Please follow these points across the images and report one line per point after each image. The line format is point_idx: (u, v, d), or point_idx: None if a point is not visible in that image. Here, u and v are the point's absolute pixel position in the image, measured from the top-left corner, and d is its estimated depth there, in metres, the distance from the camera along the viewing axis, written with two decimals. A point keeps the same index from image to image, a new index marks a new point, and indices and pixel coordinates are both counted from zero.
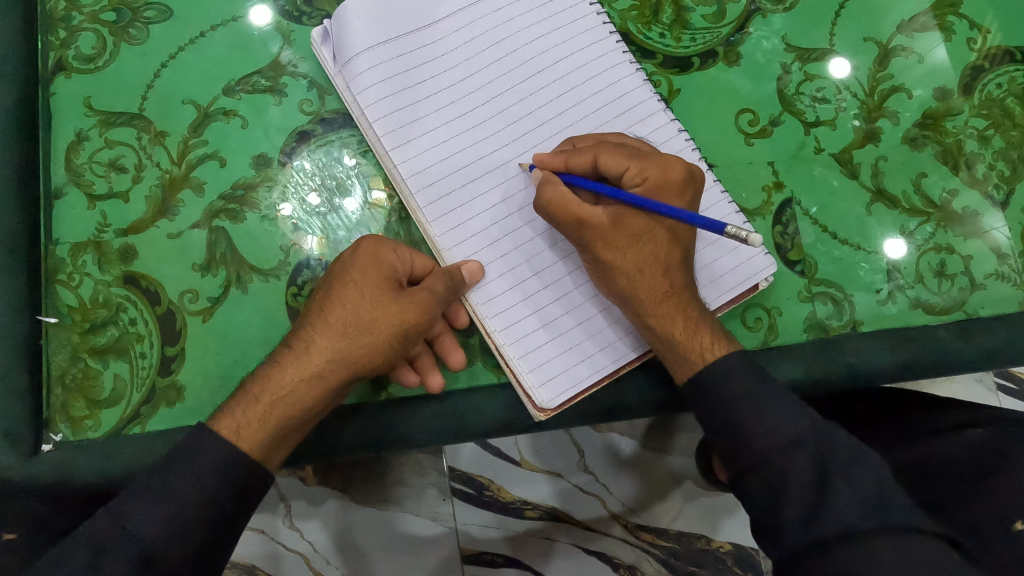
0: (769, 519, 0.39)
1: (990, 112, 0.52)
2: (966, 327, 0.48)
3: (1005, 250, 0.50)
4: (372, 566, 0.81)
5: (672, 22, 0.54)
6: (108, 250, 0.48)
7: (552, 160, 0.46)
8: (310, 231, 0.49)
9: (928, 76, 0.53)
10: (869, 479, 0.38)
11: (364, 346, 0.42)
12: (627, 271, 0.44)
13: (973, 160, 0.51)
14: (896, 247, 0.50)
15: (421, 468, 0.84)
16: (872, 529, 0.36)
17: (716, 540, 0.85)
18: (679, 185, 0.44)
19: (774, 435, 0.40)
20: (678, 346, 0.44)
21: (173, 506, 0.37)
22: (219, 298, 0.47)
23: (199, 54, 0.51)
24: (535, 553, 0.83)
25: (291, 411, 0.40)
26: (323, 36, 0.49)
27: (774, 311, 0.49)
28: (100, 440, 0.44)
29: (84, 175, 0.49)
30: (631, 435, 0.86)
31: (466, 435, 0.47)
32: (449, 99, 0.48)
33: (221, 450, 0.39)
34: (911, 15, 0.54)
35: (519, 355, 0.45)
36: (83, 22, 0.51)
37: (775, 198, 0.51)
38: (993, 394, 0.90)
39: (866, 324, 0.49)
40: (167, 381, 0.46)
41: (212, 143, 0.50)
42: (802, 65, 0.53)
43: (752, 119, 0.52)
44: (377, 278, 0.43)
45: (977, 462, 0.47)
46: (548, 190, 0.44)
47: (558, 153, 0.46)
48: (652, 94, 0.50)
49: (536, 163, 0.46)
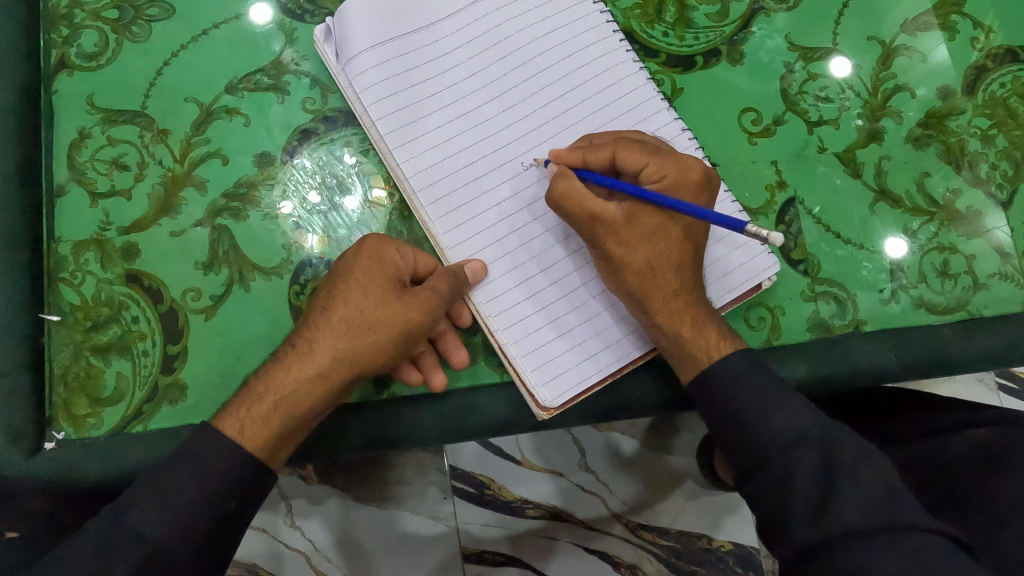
0: (775, 518, 0.39)
1: (993, 112, 0.52)
2: (968, 327, 0.48)
3: (1008, 250, 0.50)
4: (373, 565, 0.81)
5: (675, 21, 0.53)
6: (110, 248, 0.48)
7: (569, 155, 0.46)
8: (311, 231, 0.49)
9: (931, 76, 0.53)
10: (875, 477, 0.38)
11: (368, 345, 0.42)
12: (637, 267, 0.44)
13: (976, 160, 0.51)
14: (900, 248, 0.50)
15: (422, 467, 0.84)
16: (879, 527, 0.36)
17: (718, 540, 0.85)
18: (696, 185, 0.44)
19: (779, 433, 0.40)
20: (684, 343, 0.44)
21: (178, 504, 0.37)
22: (221, 297, 0.47)
23: (200, 52, 0.51)
24: (536, 553, 0.83)
25: (295, 410, 0.40)
26: (326, 35, 0.49)
27: (777, 310, 0.49)
28: (103, 439, 0.44)
29: (86, 174, 0.49)
30: (632, 435, 0.86)
31: (469, 434, 0.47)
32: (452, 98, 0.48)
33: (225, 449, 0.39)
34: (914, 14, 0.54)
35: (523, 354, 0.45)
36: (85, 20, 0.51)
37: (778, 197, 0.51)
38: (995, 394, 0.90)
39: (868, 324, 0.49)
40: (169, 380, 0.45)
41: (214, 141, 0.50)
42: (805, 64, 0.53)
43: (754, 118, 0.52)
44: (379, 277, 0.43)
45: (979, 460, 0.47)
46: (562, 184, 0.44)
47: (576, 149, 0.46)
48: (655, 93, 0.50)
49: (551, 158, 0.47)
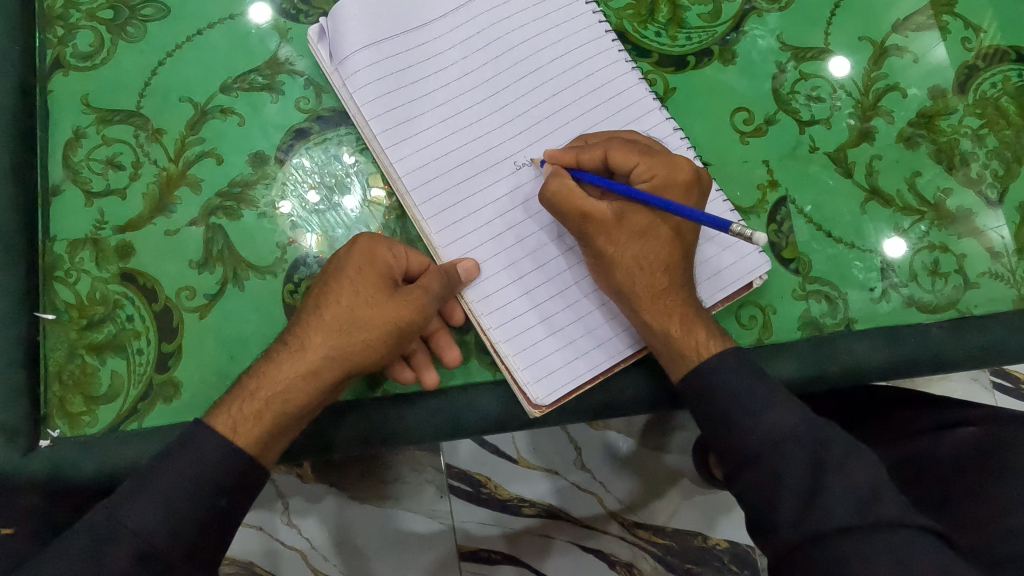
0: (764, 515, 0.39)
1: (985, 112, 0.52)
2: (959, 326, 0.48)
3: (999, 249, 0.50)
4: (370, 563, 0.81)
5: (668, 21, 0.54)
6: (105, 247, 0.48)
7: (563, 155, 0.46)
8: (309, 230, 0.49)
9: (923, 76, 0.53)
10: (864, 474, 0.38)
11: (359, 344, 0.42)
12: (627, 265, 0.44)
13: (968, 160, 0.52)
14: (891, 247, 0.50)
15: (419, 466, 0.84)
16: (867, 525, 0.36)
17: (713, 538, 0.85)
18: (685, 185, 0.45)
19: (768, 431, 0.40)
20: (674, 341, 0.44)
21: (169, 501, 0.38)
22: (216, 295, 0.47)
23: (195, 52, 0.51)
24: (532, 551, 0.83)
25: (286, 408, 0.41)
26: (319, 35, 0.49)
27: (768, 309, 0.49)
28: (98, 436, 0.44)
29: (82, 173, 0.49)
30: (628, 434, 0.87)
31: (462, 432, 0.47)
32: (445, 98, 0.48)
33: (218, 447, 0.39)
34: (906, 14, 0.54)
35: (514, 352, 0.46)
36: (80, 20, 0.51)
37: (770, 197, 0.51)
38: (990, 393, 0.90)
39: (859, 322, 0.49)
40: (164, 378, 0.46)
41: (209, 140, 0.50)
42: (797, 64, 0.53)
43: (746, 118, 0.52)
44: (372, 276, 0.43)
45: (970, 458, 0.47)
46: (555, 181, 0.44)
47: (569, 149, 0.46)
48: (647, 93, 0.50)
49: (547, 158, 0.47)
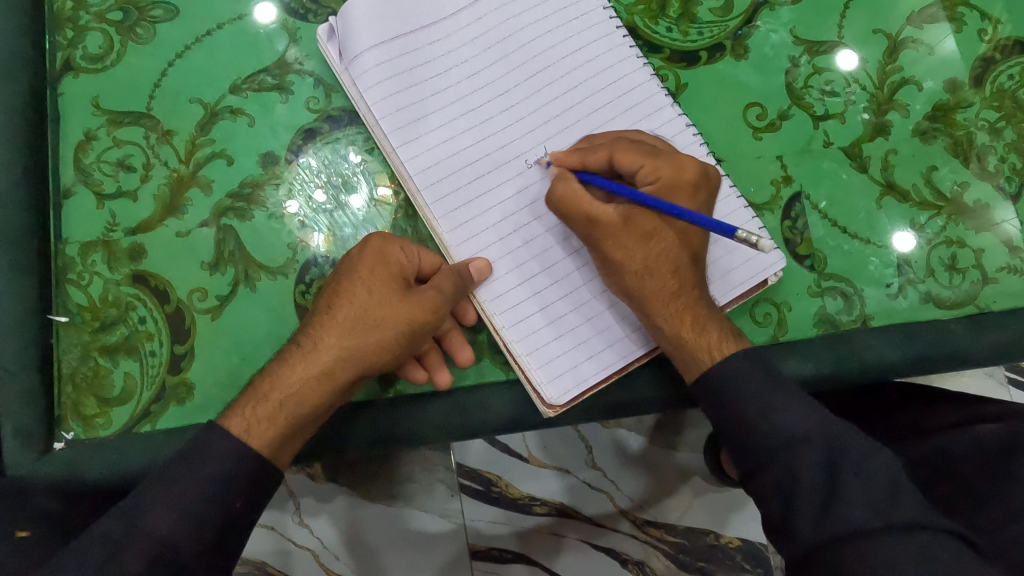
0: (779, 515, 0.39)
1: (1001, 104, 0.52)
2: (976, 321, 0.48)
3: (1017, 243, 0.50)
4: (381, 563, 0.82)
5: (679, 16, 0.53)
6: (117, 249, 0.48)
7: (567, 157, 0.46)
8: (317, 229, 0.49)
9: (938, 69, 0.52)
10: (881, 474, 0.38)
11: (372, 344, 0.42)
12: (635, 270, 0.44)
13: (984, 153, 0.51)
14: (906, 241, 0.50)
15: (430, 465, 0.84)
16: (885, 526, 0.36)
17: (726, 536, 0.85)
18: (691, 186, 0.44)
19: (784, 431, 0.40)
20: (685, 345, 0.44)
21: (185, 503, 0.37)
22: (227, 297, 0.47)
23: (204, 53, 0.51)
24: (543, 549, 0.83)
25: (300, 408, 0.41)
26: (328, 34, 0.49)
27: (783, 306, 0.49)
28: (112, 439, 0.44)
29: (93, 175, 0.49)
30: (638, 432, 0.86)
31: (475, 432, 0.47)
32: (455, 97, 0.48)
33: (231, 449, 0.39)
34: (921, 6, 0.53)
35: (527, 352, 0.45)
36: (90, 22, 0.51)
37: (784, 192, 0.50)
38: (1005, 388, 0.89)
39: (876, 319, 0.48)
40: (177, 380, 0.46)
41: (219, 141, 0.50)
42: (811, 58, 0.52)
43: (760, 113, 0.52)
44: (384, 276, 0.43)
45: (989, 456, 0.47)
46: (562, 186, 0.44)
47: (574, 151, 0.46)
48: (658, 89, 0.50)
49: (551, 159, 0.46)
